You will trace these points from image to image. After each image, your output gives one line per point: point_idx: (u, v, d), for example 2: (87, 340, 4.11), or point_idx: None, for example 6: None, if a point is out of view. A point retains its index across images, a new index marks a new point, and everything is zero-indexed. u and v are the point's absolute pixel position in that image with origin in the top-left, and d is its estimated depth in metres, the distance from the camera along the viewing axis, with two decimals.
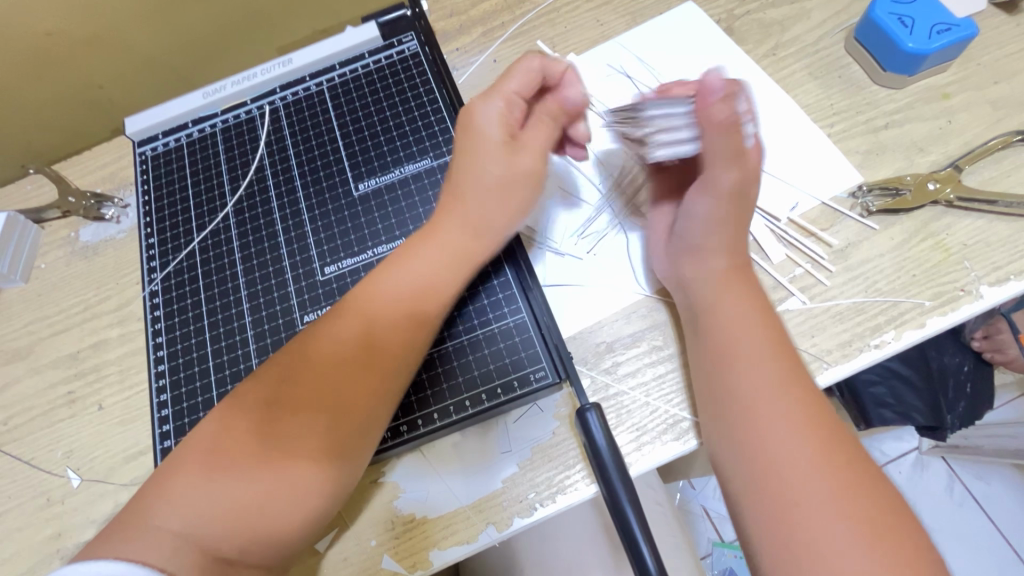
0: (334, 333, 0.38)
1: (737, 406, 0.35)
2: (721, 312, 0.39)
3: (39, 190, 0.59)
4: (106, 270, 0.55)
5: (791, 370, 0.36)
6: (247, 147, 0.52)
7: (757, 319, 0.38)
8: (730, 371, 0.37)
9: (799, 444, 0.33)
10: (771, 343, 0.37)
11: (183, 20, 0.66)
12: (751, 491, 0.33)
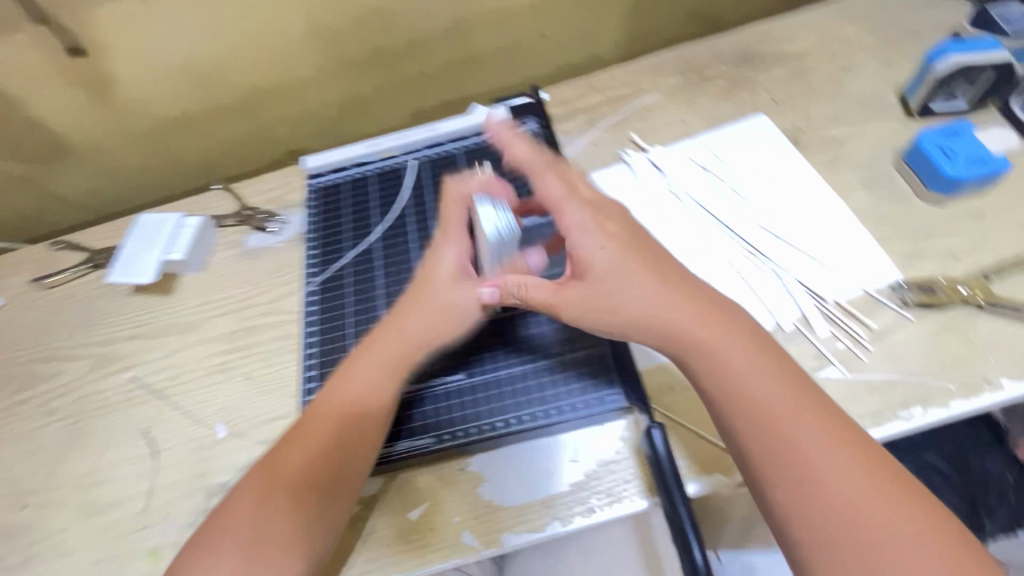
0: (320, 434, 0.48)
1: (767, 427, 0.43)
2: (728, 347, 0.46)
3: (220, 202, 0.75)
4: (266, 270, 0.69)
5: (790, 387, 0.45)
6: (395, 189, 0.66)
7: (752, 347, 0.47)
8: (754, 402, 0.44)
9: (818, 452, 0.42)
10: (766, 364, 0.46)
11: (348, 87, 0.83)
12: (808, 488, 0.41)
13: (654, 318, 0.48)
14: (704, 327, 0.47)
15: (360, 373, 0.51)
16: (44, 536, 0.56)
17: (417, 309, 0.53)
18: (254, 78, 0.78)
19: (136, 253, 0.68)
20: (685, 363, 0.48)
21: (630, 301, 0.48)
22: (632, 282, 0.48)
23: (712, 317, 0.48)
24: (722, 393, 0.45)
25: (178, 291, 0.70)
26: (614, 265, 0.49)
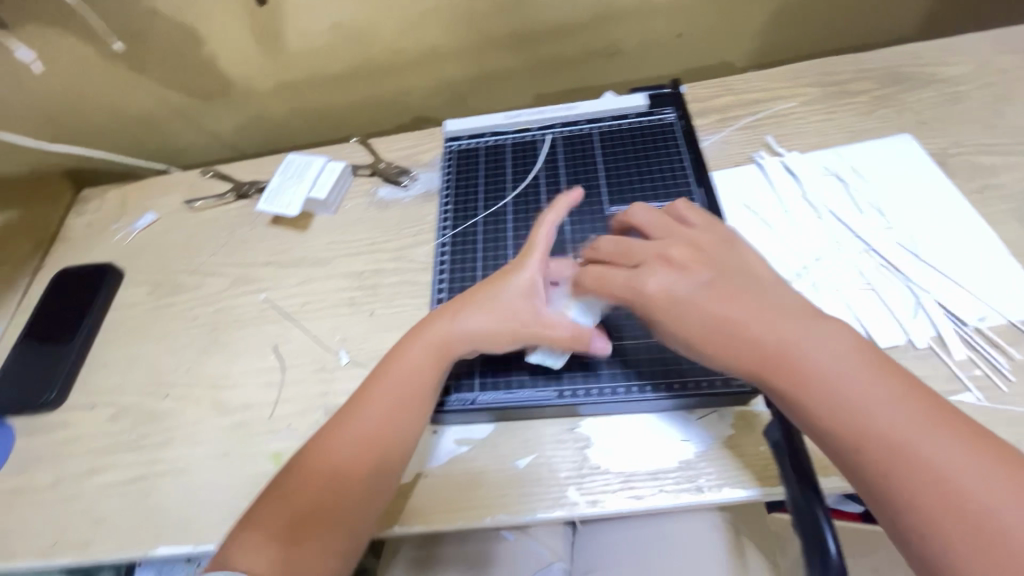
0: (321, 468, 0.49)
1: (864, 436, 0.39)
2: (812, 358, 0.42)
3: (356, 153, 0.81)
4: (395, 220, 0.74)
5: (867, 373, 0.41)
6: (529, 160, 0.69)
7: (843, 354, 0.42)
8: (848, 410, 0.40)
9: (912, 438, 0.38)
10: (846, 351, 0.42)
11: (485, 63, 0.87)
12: (918, 501, 0.37)
13: (723, 322, 0.45)
14: (769, 331, 0.44)
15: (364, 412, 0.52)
16: (180, 425, 0.62)
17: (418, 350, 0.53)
18: (403, 44, 0.83)
19: (283, 188, 0.74)
20: (774, 379, 0.43)
21: (691, 312, 0.46)
22: (686, 286, 0.47)
23: (771, 310, 0.45)
24: (799, 392, 0.42)
25: (311, 229, 0.75)
26: (679, 279, 0.48)
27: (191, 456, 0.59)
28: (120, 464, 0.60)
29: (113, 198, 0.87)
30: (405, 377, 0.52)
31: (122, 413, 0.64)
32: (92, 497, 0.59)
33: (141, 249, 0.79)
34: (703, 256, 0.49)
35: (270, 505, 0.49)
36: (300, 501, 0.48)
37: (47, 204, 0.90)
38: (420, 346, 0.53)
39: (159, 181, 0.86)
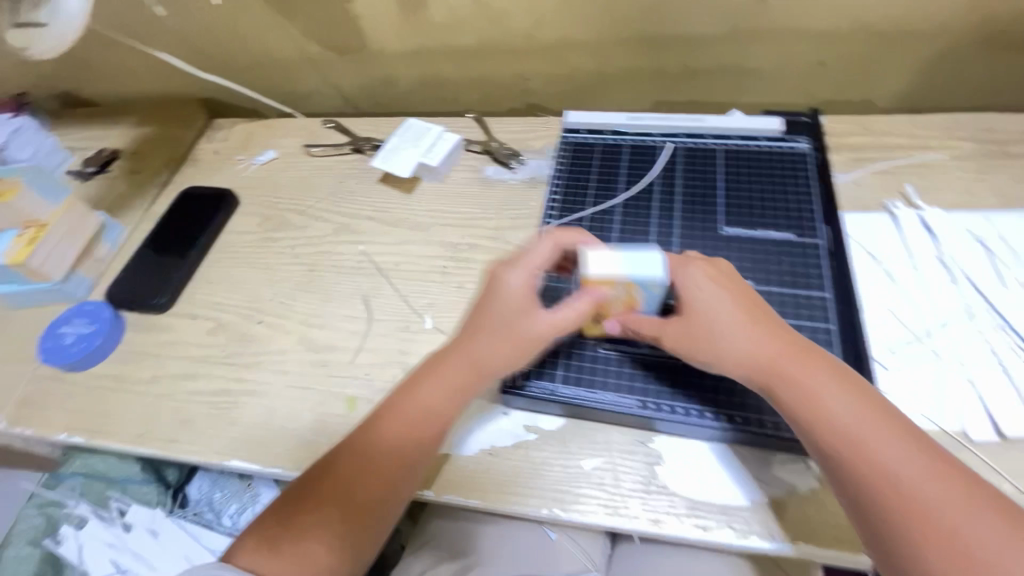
0: (345, 466, 0.49)
1: (850, 452, 0.42)
2: (810, 378, 0.45)
3: (472, 128, 0.82)
4: (499, 200, 0.74)
5: (855, 398, 0.44)
6: (646, 164, 0.67)
7: (835, 380, 0.45)
8: (836, 430, 0.43)
9: (915, 480, 0.40)
10: (838, 379, 0.45)
11: (613, 61, 0.86)
12: (901, 519, 0.40)
13: (745, 348, 0.47)
14: (792, 361, 0.46)
15: (395, 417, 0.51)
16: (267, 353, 0.65)
17: (444, 374, 0.52)
18: (536, 30, 0.83)
19: (399, 149, 0.76)
20: (776, 397, 0.46)
21: (721, 331, 0.48)
22: (705, 291, 0.49)
23: (793, 342, 0.47)
24: (795, 405, 0.45)
25: (417, 193, 0.77)
26: (713, 285, 0.49)
27: (273, 383, 0.62)
28: (208, 376, 0.64)
29: (241, 131, 0.93)
30: (420, 409, 0.51)
31: (218, 329, 0.68)
32: (180, 401, 0.63)
33: (259, 183, 0.84)
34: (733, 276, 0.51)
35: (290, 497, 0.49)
36: (313, 505, 0.48)
37: (183, 127, 0.98)
38: (444, 379, 0.52)
39: (284, 123, 0.91)
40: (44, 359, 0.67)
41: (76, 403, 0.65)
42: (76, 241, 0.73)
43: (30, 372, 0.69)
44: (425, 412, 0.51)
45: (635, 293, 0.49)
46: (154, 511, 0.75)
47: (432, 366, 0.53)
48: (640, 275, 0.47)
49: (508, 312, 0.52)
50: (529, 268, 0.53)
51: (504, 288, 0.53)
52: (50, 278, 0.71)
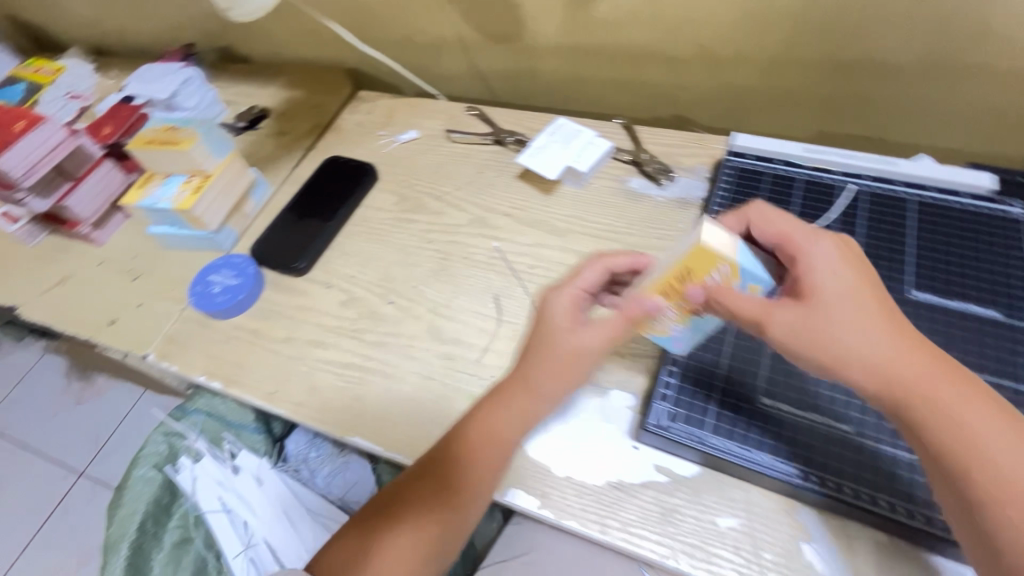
0: (415, 475, 0.53)
1: (997, 489, 0.37)
2: (946, 397, 0.40)
3: (621, 134, 0.78)
4: (643, 215, 0.71)
5: (1014, 432, 0.38)
6: (821, 205, 0.61)
7: (980, 403, 0.39)
8: (980, 459, 0.38)
9: None
10: (981, 403, 0.39)
11: (783, 80, 0.79)
12: None
13: (870, 350, 0.41)
14: (929, 388, 0.40)
15: (466, 429, 0.52)
16: (395, 335, 0.65)
17: (504, 394, 0.53)
18: (704, 40, 0.77)
19: (547, 148, 0.74)
20: (904, 410, 0.40)
21: (851, 339, 0.42)
22: (834, 275, 0.43)
23: (924, 349, 0.41)
24: (929, 424, 0.39)
25: (556, 195, 0.75)
26: (841, 268, 0.44)
27: (399, 367, 0.63)
28: (337, 347, 0.66)
29: (384, 105, 0.94)
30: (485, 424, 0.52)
31: (349, 302, 0.69)
32: (309, 366, 0.65)
33: (399, 161, 0.84)
34: (862, 263, 0.45)
35: (370, 507, 0.53)
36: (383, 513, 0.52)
37: (329, 94, 1.00)
38: (507, 406, 0.52)
39: (427, 104, 0.91)
40: (194, 305, 0.72)
41: (216, 350, 0.69)
42: (232, 194, 0.77)
43: (179, 311, 0.74)
44: (486, 430, 0.52)
45: (732, 285, 0.45)
46: (260, 460, 0.79)
47: (495, 395, 0.53)
48: (753, 272, 0.44)
49: (563, 338, 0.52)
50: (578, 289, 0.53)
51: (556, 311, 0.53)
52: (207, 228, 0.75)
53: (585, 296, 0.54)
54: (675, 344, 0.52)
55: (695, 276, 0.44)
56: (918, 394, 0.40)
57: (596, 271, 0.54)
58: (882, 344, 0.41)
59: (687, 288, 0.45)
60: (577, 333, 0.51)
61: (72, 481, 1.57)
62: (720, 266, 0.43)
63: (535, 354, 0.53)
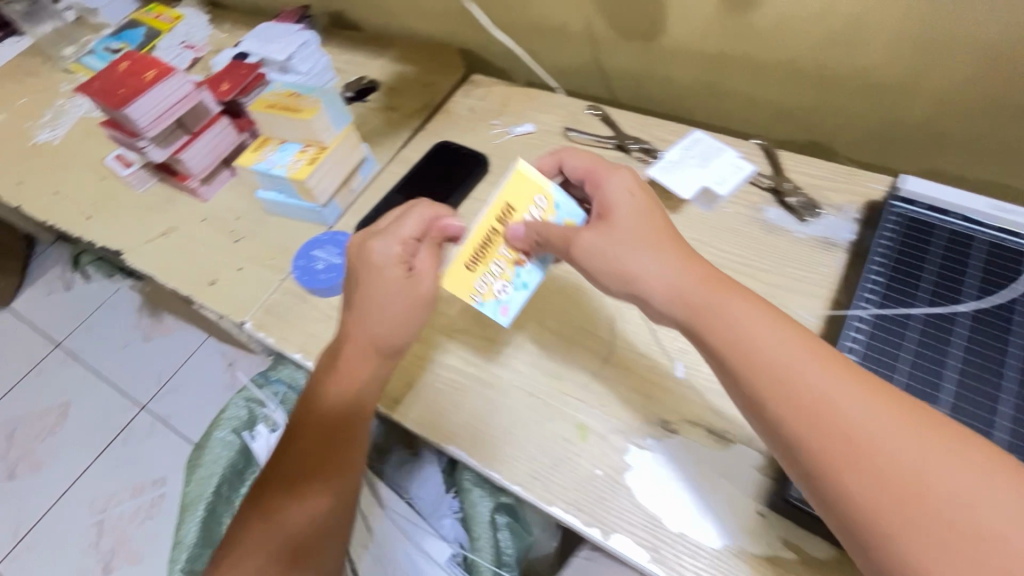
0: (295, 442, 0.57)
1: (803, 400, 0.39)
2: (744, 325, 0.43)
3: (761, 157, 0.71)
4: (779, 251, 0.65)
5: (776, 328, 0.43)
6: (1012, 273, 0.52)
7: (766, 317, 0.43)
8: (788, 383, 0.40)
9: (881, 432, 0.37)
10: (779, 329, 0.43)
11: (955, 120, 0.70)
12: (850, 464, 0.37)
13: (674, 279, 0.47)
14: (765, 339, 0.42)
15: (331, 386, 0.56)
16: (496, 342, 0.62)
17: (353, 352, 0.56)
18: (870, 66, 0.69)
19: (683, 163, 0.68)
20: (721, 351, 0.44)
21: (650, 266, 0.48)
22: (622, 193, 0.53)
23: (714, 276, 0.47)
24: (738, 357, 0.43)
25: (680, 215, 0.70)
26: (630, 186, 0.53)
27: (500, 377, 0.60)
28: (436, 346, 0.63)
29: (498, 93, 0.89)
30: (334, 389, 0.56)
31: (450, 299, 0.66)
32: (406, 362, 0.63)
33: (511, 154, 0.80)
34: (646, 191, 0.54)
35: (262, 478, 0.59)
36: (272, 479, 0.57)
37: (440, 74, 0.97)
38: (360, 362, 0.56)
39: (544, 97, 0.86)
40: (297, 278, 0.70)
41: (313, 328, 0.67)
42: (342, 168, 0.76)
43: (279, 282, 0.73)
44: (348, 383, 0.56)
45: (548, 219, 0.55)
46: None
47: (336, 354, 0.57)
48: (566, 213, 0.56)
49: (385, 283, 0.56)
50: (399, 239, 0.56)
51: (382, 259, 0.56)
52: (315, 201, 0.74)
53: (408, 246, 0.57)
54: (503, 311, 0.55)
55: (515, 212, 0.54)
56: (727, 334, 0.44)
57: (419, 214, 0.57)
58: (678, 275, 0.47)
59: (506, 225, 0.54)
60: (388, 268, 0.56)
61: (133, 413, 1.63)
62: (537, 197, 0.55)
63: (374, 300, 0.56)
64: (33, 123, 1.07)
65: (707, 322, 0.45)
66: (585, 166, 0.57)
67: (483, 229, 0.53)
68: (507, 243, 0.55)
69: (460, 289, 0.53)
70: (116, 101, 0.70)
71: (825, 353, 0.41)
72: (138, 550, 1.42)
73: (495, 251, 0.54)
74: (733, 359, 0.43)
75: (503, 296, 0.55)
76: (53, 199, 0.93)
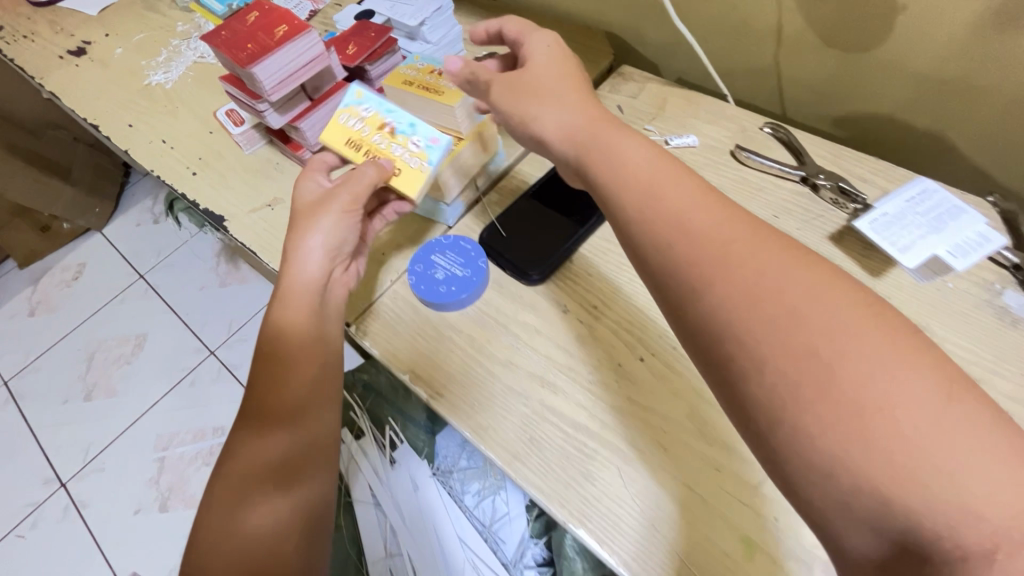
0: (270, 359, 0.54)
1: (722, 281, 0.38)
2: (675, 204, 0.42)
3: (1001, 224, 0.56)
4: (1020, 353, 0.50)
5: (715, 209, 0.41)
6: None
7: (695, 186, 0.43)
8: (715, 262, 0.38)
9: (808, 314, 0.35)
10: (715, 207, 0.41)
11: None
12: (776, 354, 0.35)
13: (569, 117, 0.51)
14: (712, 225, 0.40)
15: (291, 304, 0.55)
16: (638, 406, 0.52)
17: (320, 228, 0.57)
18: None
19: (907, 219, 0.53)
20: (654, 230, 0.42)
21: (552, 113, 0.52)
22: (540, 51, 0.56)
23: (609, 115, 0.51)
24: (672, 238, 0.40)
25: (879, 280, 0.56)
26: (547, 48, 0.56)
27: (644, 453, 0.50)
28: (567, 397, 0.53)
29: (653, 92, 0.76)
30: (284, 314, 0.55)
31: (593, 345, 0.56)
32: (531, 411, 0.53)
33: None
34: (569, 61, 0.56)
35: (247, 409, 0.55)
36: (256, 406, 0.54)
37: (583, 60, 0.84)
38: (325, 233, 0.57)
39: (708, 105, 0.73)
40: (411, 284, 0.61)
41: (424, 345, 0.58)
42: (474, 162, 0.67)
43: (389, 283, 0.64)
44: (309, 285, 0.56)
45: (372, 111, 0.63)
46: (422, 463, 0.72)
47: (311, 216, 0.58)
48: (362, 91, 0.64)
49: (311, 206, 0.58)
50: (309, 187, 0.61)
51: (305, 191, 0.61)
52: (443, 198, 0.65)
53: (318, 181, 0.62)
54: (432, 137, 0.60)
55: (353, 135, 0.62)
56: (651, 203, 0.43)
57: (305, 176, 0.62)
58: (570, 116, 0.51)
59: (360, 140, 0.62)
60: (314, 196, 0.60)
61: (202, 356, 1.63)
62: (344, 117, 0.63)
63: (311, 242, 0.57)
64: (148, 62, 1.03)
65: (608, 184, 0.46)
66: (513, 31, 0.59)
67: (350, 151, 0.62)
68: (377, 137, 0.62)
69: (411, 179, 0.59)
70: (245, 58, 0.63)
71: (767, 238, 0.39)
72: (194, 495, 1.42)
73: (376, 151, 0.61)
74: (657, 237, 0.41)
75: (420, 145, 0.60)
76: (161, 148, 0.88)
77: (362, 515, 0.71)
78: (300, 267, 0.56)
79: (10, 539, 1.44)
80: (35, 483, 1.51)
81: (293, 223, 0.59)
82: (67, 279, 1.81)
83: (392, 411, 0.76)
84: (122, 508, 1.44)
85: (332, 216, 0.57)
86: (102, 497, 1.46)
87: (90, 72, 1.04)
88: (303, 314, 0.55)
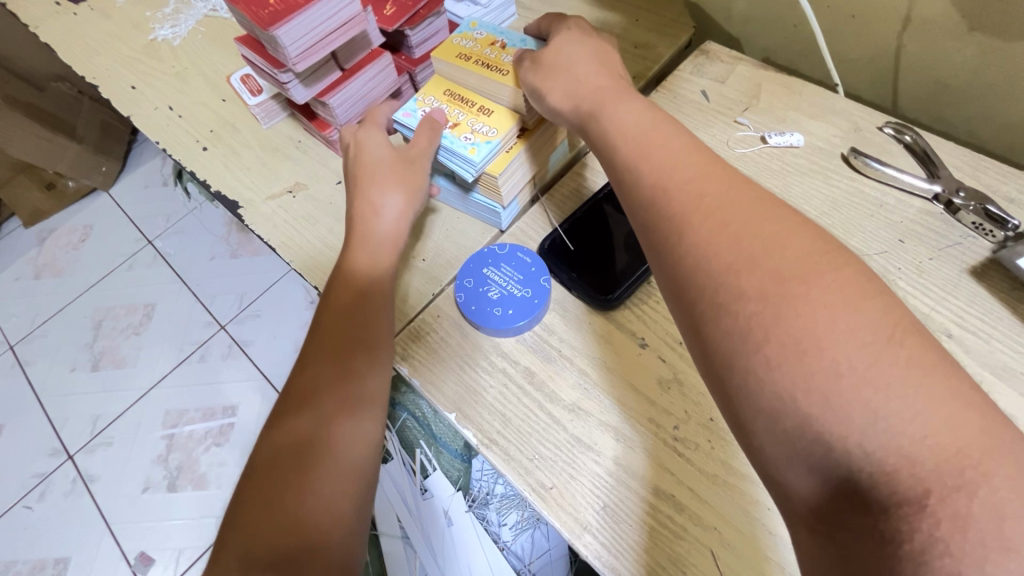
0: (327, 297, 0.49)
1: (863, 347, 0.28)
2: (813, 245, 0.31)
3: None
4: None
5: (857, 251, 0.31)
6: None
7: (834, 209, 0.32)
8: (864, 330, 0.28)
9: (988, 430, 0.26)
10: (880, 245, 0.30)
11: None
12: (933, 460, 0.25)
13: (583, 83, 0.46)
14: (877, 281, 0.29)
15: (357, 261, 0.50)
16: (736, 475, 0.43)
17: (391, 194, 0.52)
18: None
19: None
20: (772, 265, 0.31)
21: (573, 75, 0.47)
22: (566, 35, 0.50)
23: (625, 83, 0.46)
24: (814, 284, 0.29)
25: None
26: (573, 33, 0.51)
27: (743, 533, 0.42)
28: (646, 455, 0.45)
29: (744, 75, 0.64)
30: (351, 267, 0.50)
31: (674, 390, 0.47)
32: (604, 471, 0.44)
33: (763, 175, 0.57)
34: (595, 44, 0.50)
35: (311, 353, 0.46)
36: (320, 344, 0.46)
37: (656, 34, 0.72)
38: (399, 195, 0.52)
39: (811, 95, 0.61)
40: (459, 303, 0.52)
41: (474, 379, 0.49)
42: (551, 128, 0.55)
43: (433, 297, 0.55)
44: (379, 249, 0.51)
45: (471, 129, 0.52)
46: (455, 495, 0.71)
47: (383, 178, 0.53)
48: (481, 154, 0.50)
49: (386, 159, 0.54)
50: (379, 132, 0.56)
51: (368, 144, 0.55)
52: (499, 200, 0.55)
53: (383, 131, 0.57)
54: (403, 111, 0.54)
55: (479, 113, 0.53)
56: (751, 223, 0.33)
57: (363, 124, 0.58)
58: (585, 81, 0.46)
59: (464, 110, 0.54)
60: (386, 156, 0.54)
61: (212, 332, 1.50)
62: (490, 128, 0.52)
63: (387, 213, 0.52)
64: (154, 13, 0.91)
65: (650, 188, 0.37)
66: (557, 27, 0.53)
67: (462, 92, 0.55)
68: (446, 111, 0.54)
69: (500, 161, 0.52)
70: (266, 17, 0.52)
71: None
72: (203, 476, 1.33)
73: (450, 110, 0.54)
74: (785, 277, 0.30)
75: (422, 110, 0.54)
76: (167, 117, 0.77)
77: (390, 548, 0.72)
78: (372, 234, 0.51)
79: (16, 510, 1.36)
80: (41, 453, 1.41)
81: (364, 183, 0.54)
82: (74, 241, 1.67)
83: (425, 435, 0.74)
84: (129, 485, 1.35)
85: (412, 188, 0.53)
86: (111, 471, 1.37)
87: (91, 23, 0.92)
88: (352, 280, 0.49)
